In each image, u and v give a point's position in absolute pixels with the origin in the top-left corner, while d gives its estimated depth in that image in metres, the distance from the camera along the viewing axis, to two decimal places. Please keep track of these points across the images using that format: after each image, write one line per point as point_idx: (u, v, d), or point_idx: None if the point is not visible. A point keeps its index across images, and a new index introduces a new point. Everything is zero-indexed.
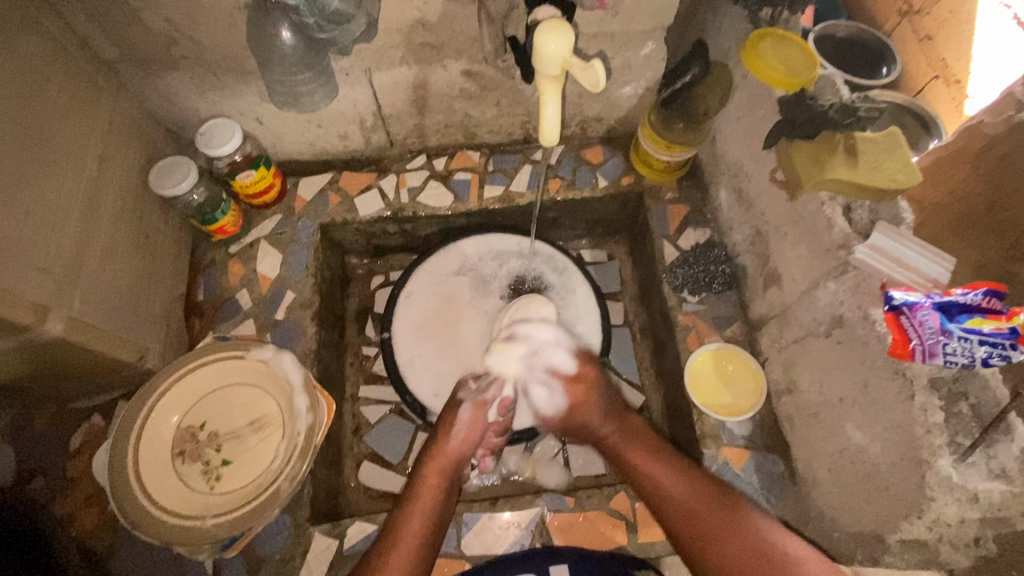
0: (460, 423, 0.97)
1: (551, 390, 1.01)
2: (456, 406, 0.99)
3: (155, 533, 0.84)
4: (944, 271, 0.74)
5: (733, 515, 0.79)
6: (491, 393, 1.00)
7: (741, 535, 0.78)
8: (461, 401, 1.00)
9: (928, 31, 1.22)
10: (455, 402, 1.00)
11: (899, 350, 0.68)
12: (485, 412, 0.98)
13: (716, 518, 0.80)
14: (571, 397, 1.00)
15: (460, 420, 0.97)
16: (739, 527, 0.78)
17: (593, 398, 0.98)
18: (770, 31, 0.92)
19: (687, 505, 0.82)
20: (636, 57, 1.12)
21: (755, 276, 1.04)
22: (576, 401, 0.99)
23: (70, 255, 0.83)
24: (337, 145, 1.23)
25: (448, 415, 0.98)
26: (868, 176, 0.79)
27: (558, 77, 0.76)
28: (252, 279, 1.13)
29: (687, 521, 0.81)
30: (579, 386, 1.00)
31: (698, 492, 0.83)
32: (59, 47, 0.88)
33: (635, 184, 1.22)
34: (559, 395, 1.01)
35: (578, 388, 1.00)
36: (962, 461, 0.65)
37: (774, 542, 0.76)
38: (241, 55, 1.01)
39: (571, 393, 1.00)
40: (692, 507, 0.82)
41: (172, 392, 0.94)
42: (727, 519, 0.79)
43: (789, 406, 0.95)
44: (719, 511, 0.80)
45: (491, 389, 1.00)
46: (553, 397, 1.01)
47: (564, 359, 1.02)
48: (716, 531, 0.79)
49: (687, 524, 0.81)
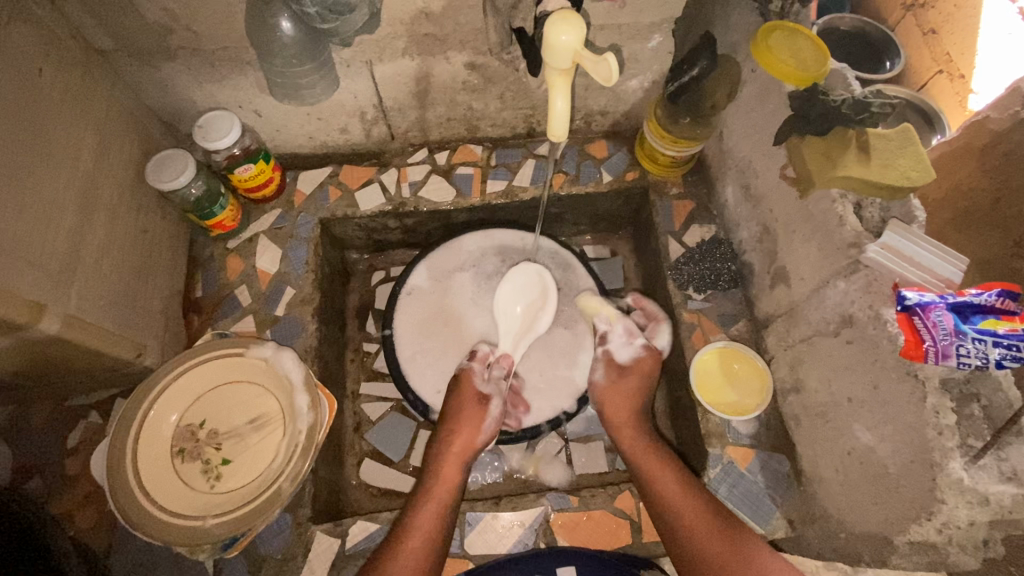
0: (488, 418, 0.98)
1: (631, 342, 1.05)
2: (461, 397, 0.99)
3: (154, 533, 0.83)
4: (957, 271, 0.73)
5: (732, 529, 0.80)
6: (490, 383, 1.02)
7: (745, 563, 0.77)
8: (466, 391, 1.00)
9: (934, 24, 1.21)
10: (460, 390, 1.00)
11: (912, 351, 0.67)
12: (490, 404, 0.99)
13: (722, 539, 0.80)
14: (638, 364, 1.03)
15: (467, 414, 0.97)
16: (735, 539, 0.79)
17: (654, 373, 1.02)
18: (779, 24, 0.90)
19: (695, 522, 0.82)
20: (643, 49, 1.10)
21: (762, 274, 1.03)
22: (643, 366, 1.02)
23: (65, 250, 0.81)
24: (337, 138, 1.21)
25: (474, 406, 0.98)
26: (881, 173, 0.78)
27: (568, 70, 0.74)
28: (252, 275, 1.11)
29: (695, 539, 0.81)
30: (655, 355, 1.03)
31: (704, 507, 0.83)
32: (51, 36, 0.86)
33: (640, 179, 1.20)
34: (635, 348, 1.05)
35: (653, 356, 1.03)
36: (974, 463, 0.65)
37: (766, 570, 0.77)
38: (240, 46, 0.98)
39: (643, 358, 1.03)
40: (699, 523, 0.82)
41: (171, 389, 0.92)
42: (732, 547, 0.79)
43: (796, 405, 0.94)
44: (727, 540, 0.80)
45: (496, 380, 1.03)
46: (631, 346, 1.05)
47: (661, 340, 1.07)
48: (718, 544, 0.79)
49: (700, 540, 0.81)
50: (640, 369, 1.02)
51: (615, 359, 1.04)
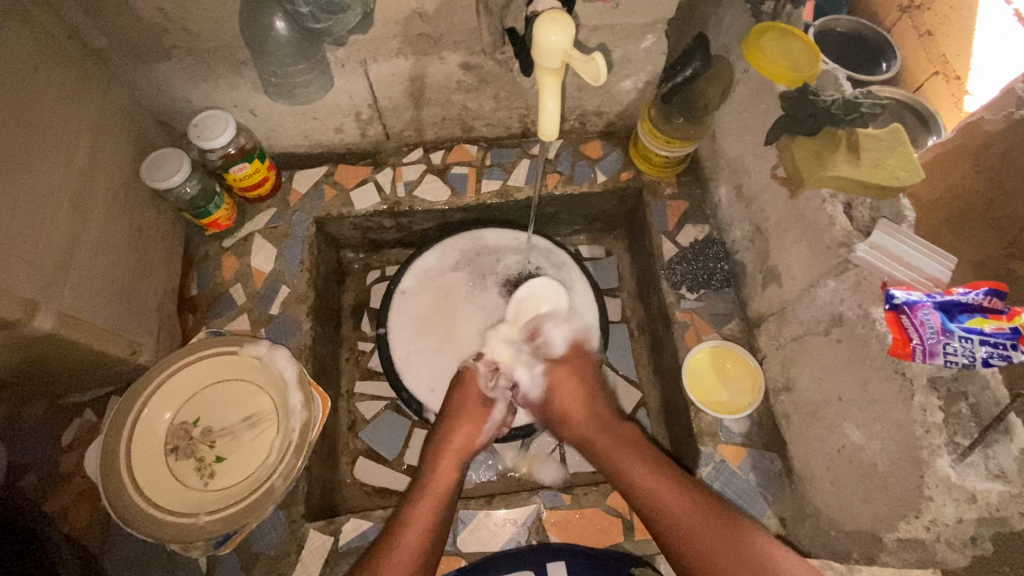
0: (490, 419, 0.99)
1: (530, 372, 1.04)
2: (461, 395, 1.00)
3: (149, 531, 0.83)
4: (945, 270, 0.73)
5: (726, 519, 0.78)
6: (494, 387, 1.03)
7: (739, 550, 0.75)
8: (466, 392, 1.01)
9: (929, 25, 1.22)
10: (461, 389, 1.01)
11: (899, 349, 0.67)
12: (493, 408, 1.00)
13: (717, 529, 0.77)
14: (551, 382, 1.02)
15: (465, 416, 0.97)
16: (730, 531, 0.76)
17: (572, 384, 1.01)
18: (773, 25, 0.90)
19: (682, 517, 0.79)
20: (636, 50, 1.10)
21: (754, 274, 1.03)
22: (558, 387, 1.01)
23: (59, 248, 0.82)
24: (333, 137, 1.21)
25: (478, 406, 0.98)
26: (870, 173, 0.78)
27: (557, 70, 0.74)
28: (247, 274, 1.12)
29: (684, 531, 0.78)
30: (563, 368, 1.02)
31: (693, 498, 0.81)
32: (46, 35, 0.86)
33: (634, 179, 1.21)
34: (539, 374, 1.03)
35: (560, 369, 1.02)
36: (962, 460, 0.66)
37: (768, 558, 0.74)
38: (234, 45, 0.99)
39: (553, 375, 1.02)
40: (688, 517, 0.79)
41: (165, 388, 0.93)
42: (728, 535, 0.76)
43: (787, 403, 0.95)
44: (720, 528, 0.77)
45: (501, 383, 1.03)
46: (535, 379, 1.03)
47: (558, 338, 1.07)
48: (711, 535, 0.77)
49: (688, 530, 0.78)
50: (558, 390, 1.00)
51: (530, 396, 1.04)
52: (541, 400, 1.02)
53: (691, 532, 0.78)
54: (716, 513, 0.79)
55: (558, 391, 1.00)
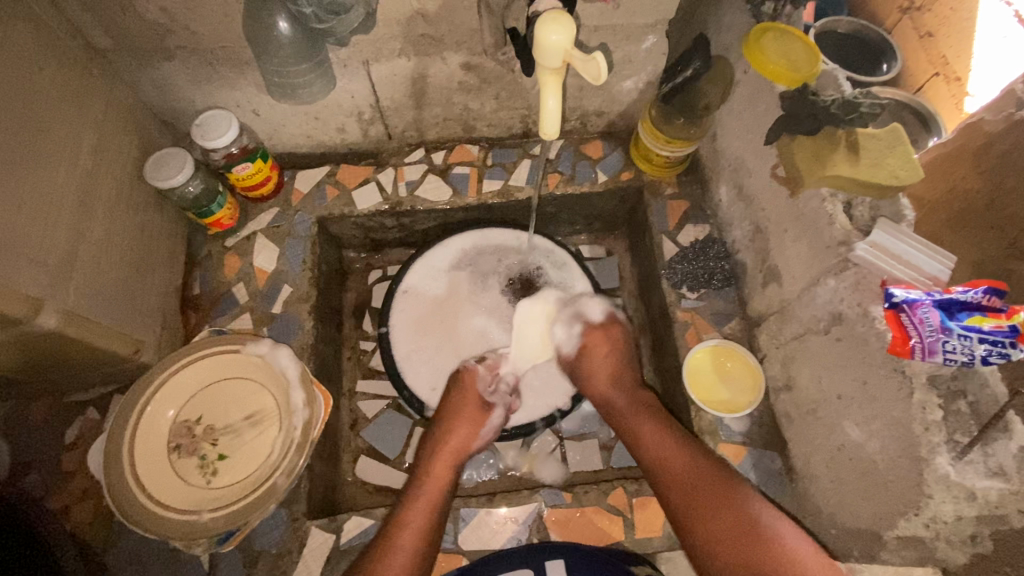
0: (487, 424, 0.99)
1: (570, 330, 1.10)
2: (456, 398, 1.00)
3: (150, 527, 0.84)
4: (944, 269, 0.74)
5: (723, 481, 0.79)
6: (495, 384, 1.06)
7: (734, 505, 0.76)
8: (462, 391, 1.01)
9: (929, 27, 1.22)
10: (456, 390, 1.02)
11: (899, 347, 0.68)
12: (490, 416, 1.00)
13: (712, 487, 0.79)
14: (586, 342, 1.07)
15: (461, 415, 0.97)
16: (730, 495, 0.78)
17: (608, 346, 1.05)
18: (773, 25, 0.91)
19: (690, 489, 0.80)
20: (637, 51, 1.11)
21: (755, 273, 1.03)
22: (591, 346, 1.06)
23: (63, 246, 0.82)
24: (335, 138, 1.22)
25: (475, 408, 0.99)
26: (870, 173, 0.79)
27: (558, 70, 0.75)
28: (249, 273, 1.12)
29: (683, 488, 0.81)
30: (598, 331, 1.07)
31: (695, 456, 0.83)
32: (51, 36, 0.87)
33: (634, 179, 1.21)
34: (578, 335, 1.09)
35: (596, 332, 1.07)
36: (961, 458, 0.65)
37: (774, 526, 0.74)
38: (238, 46, 0.99)
39: (588, 337, 1.08)
40: (696, 489, 0.80)
41: (168, 386, 0.93)
42: (725, 493, 0.78)
43: (787, 402, 0.95)
44: (719, 490, 0.78)
45: (496, 398, 1.04)
46: (572, 338, 1.10)
47: (596, 312, 1.12)
48: (716, 511, 0.77)
49: (685, 487, 0.80)
50: (591, 350, 1.06)
51: (563, 350, 1.11)
52: (573, 359, 1.08)
53: (696, 505, 0.78)
54: (714, 471, 0.81)
55: (591, 352, 1.05)
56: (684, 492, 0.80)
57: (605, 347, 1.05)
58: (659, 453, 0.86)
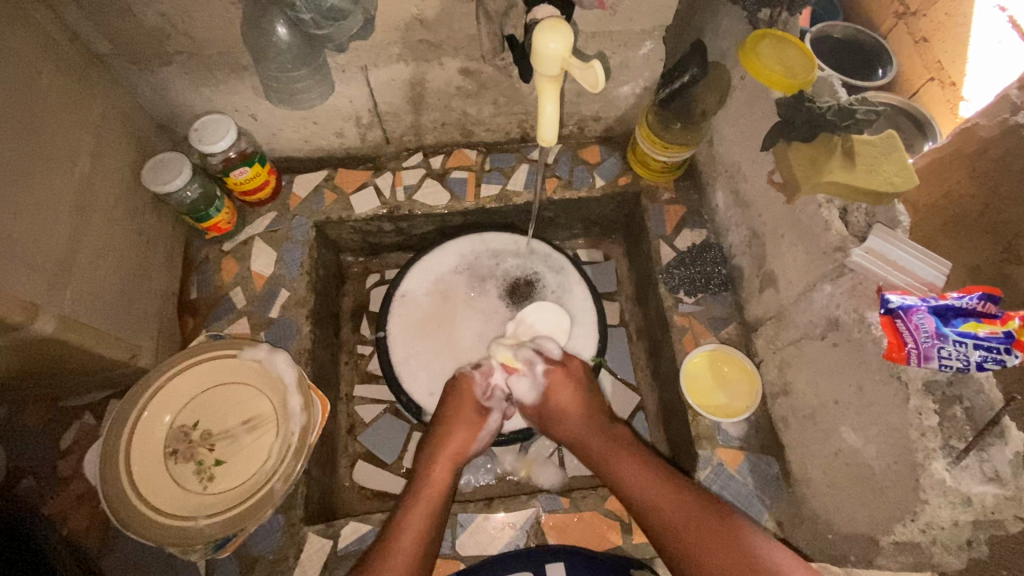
0: (485, 427, 0.98)
1: (529, 375, 1.02)
2: (457, 399, 1.00)
3: (145, 533, 0.83)
4: (939, 275, 0.74)
5: (720, 517, 0.78)
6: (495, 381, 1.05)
7: (733, 543, 0.75)
8: (462, 394, 1.01)
9: (925, 32, 1.23)
10: (458, 393, 1.01)
11: (895, 353, 0.68)
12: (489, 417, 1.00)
13: (709, 527, 0.77)
14: (549, 384, 1.00)
15: (461, 419, 0.97)
16: (729, 532, 0.76)
17: (570, 390, 0.99)
18: (768, 32, 0.92)
19: (679, 520, 0.79)
20: (634, 56, 1.11)
21: (751, 278, 1.04)
22: (554, 387, 1.00)
23: (60, 251, 0.82)
24: (333, 142, 1.22)
25: (474, 413, 0.98)
26: (866, 178, 0.79)
27: (557, 77, 0.76)
28: (247, 277, 1.12)
29: (679, 528, 0.78)
30: (560, 372, 1.01)
31: (684, 499, 0.81)
32: (49, 41, 0.87)
33: (632, 184, 1.22)
34: (539, 379, 1.02)
35: (557, 372, 1.01)
36: (956, 464, 0.66)
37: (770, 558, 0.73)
38: (237, 51, 0.99)
39: (549, 378, 1.01)
40: (685, 520, 0.79)
41: (165, 390, 0.93)
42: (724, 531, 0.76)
43: (784, 407, 0.95)
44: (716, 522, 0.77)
45: (495, 398, 1.03)
46: (533, 385, 1.02)
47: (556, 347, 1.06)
48: (710, 542, 0.76)
49: (682, 531, 0.78)
50: (554, 393, 1.00)
51: (525, 400, 1.03)
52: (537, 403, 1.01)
53: (688, 538, 0.77)
54: (709, 508, 0.79)
55: (554, 393, 0.99)
56: (680, 537, 0.78)
57: (566, 386, 1.00)
58: (649, 498, 0.83)
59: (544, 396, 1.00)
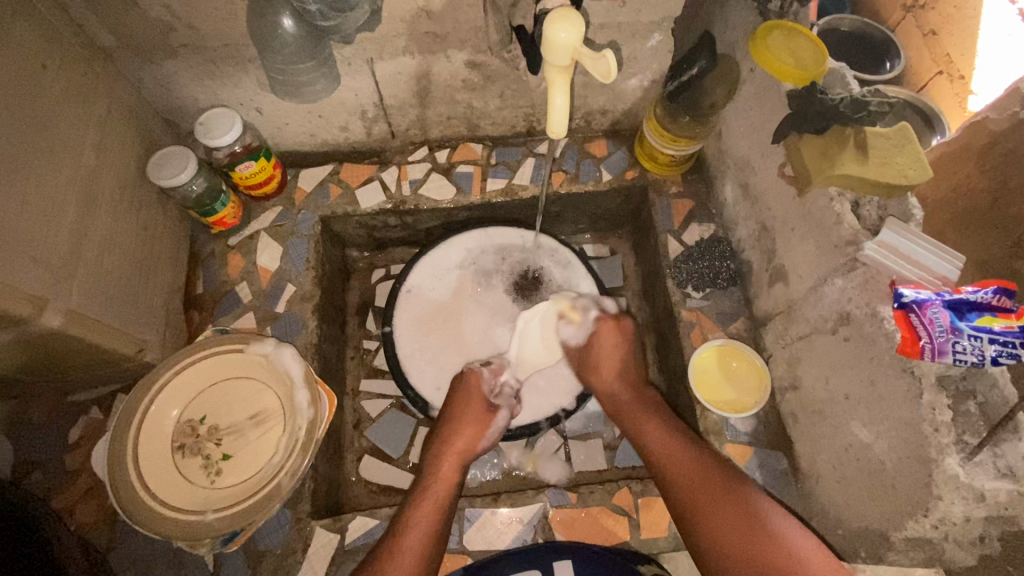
0: (494, 424, 0.98)
1: (580, 322, 1.07)
2: (468, 386, 1.01)
3: (153, 527, 0.83)
4: (954, 268, 0.73)
5: (734, 487, 0.78)
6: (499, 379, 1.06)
7: (746, 514, 0.75)
8: (473, 381, 1.02)
9: (934, 25, 1.21)
10: (468, 382, 1.02)
11: (908, 348, 0.67)
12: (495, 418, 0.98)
13: (722, 496, 0.77)
14: (597, 332, 1.05)
15: (472, 405, 0.98)
16: (741, 503, 0.76)
17: (619, 337, 1.03)
18: (778, 24, 0.90)
19: (692, 486, 0.80)
20: (642, 49, 1.10)
21: (760, 272, 1.03)
22: (604, 335, 1.04)
23: (67, 245, 0.82)
24: (338, 136, 1.21)
25: (482, 408, 0.98)
26: (880, 172, 0.78)
27: (566, 67, 0.75)
28: (252, 272, 1.12)
29: (691, 496, 0.79)
30: (609, 323, 1.04)
31: (701, 464, 0.82)
32: (53, 33, 0.86)
33: (639, 178, 1.21)
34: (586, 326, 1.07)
35: (606, 324, 1.04)
36: (970, 459, 0.65)
37: (785, 532, 0.73)
38: (241, 43, 0.99)
39: (598, 327, 1.05)
40: (698, 487, 0.79)
41: (172, 385, 0.93)
42: (736, 502, 0.76)
43: (793, 402, 0.95)
44: (729, 494, 0.77)
45: (501, 398, 1.03)
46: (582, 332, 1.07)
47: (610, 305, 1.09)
48: (722, 511, 0.76)
49: (695, 500, 0.79)
50: (602, 340, 1.04)
51: (571, 344, 1.09)
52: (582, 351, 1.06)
53: (700, 501, 0.78)
54: (722, 476, 0.80)
55: (600, 342, 1.03)
56: (692, 508, 0.78)
57: (615, 335, 1.03)
58: (667, 463, 0.84)
59: (591, 345, 1.04)
